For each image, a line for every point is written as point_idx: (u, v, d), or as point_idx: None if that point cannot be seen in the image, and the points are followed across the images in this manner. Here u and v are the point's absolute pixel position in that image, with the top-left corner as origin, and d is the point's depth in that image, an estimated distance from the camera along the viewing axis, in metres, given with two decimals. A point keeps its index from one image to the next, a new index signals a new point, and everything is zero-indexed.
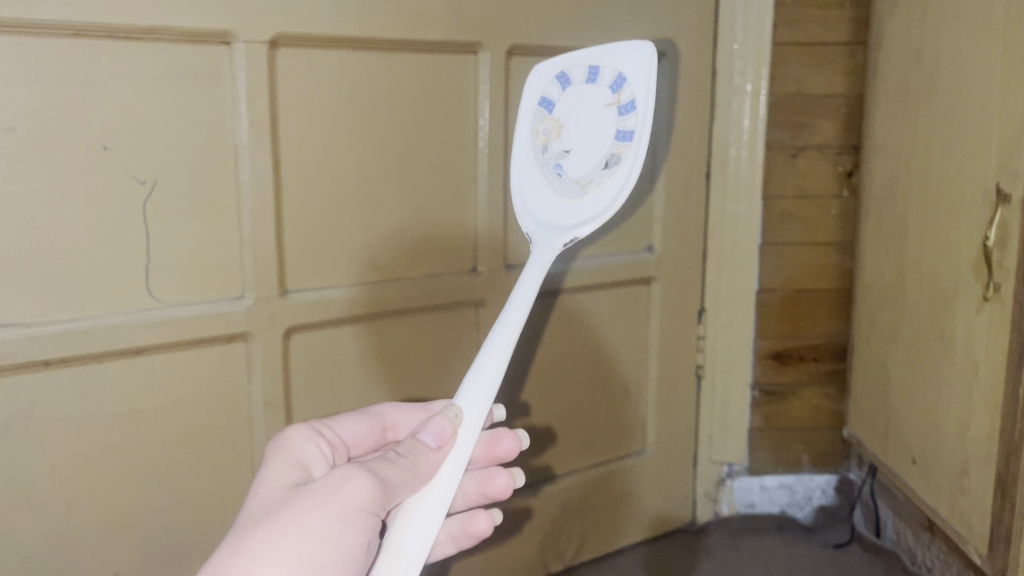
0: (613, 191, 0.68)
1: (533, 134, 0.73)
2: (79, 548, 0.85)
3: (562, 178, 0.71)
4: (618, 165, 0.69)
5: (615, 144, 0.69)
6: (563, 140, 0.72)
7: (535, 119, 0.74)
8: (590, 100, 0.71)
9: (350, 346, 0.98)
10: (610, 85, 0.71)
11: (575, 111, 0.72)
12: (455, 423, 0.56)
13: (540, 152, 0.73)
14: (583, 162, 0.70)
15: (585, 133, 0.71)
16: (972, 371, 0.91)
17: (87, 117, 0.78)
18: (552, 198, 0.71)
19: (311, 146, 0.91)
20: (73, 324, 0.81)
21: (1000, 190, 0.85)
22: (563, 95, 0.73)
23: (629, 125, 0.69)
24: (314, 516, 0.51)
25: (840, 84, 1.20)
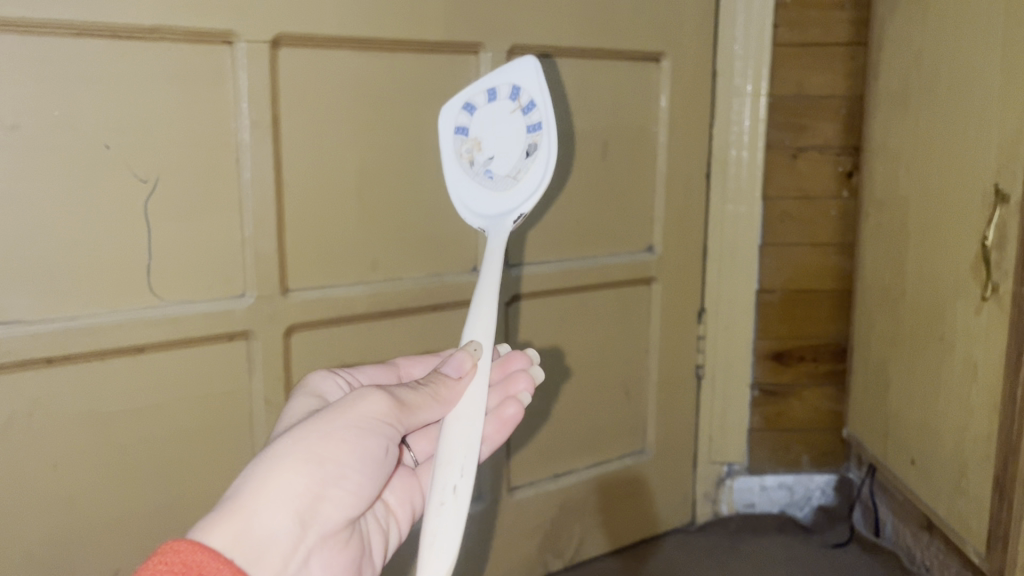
0: (535, 174, 0.71)
1: (457, 157, 0.76)
2: (82, 545, 0.85)
3: (492, 181, 0.74)
4: (537, 151, 0.71)
5: (529, 136, 0.72)
6: (484, 150, 0.75)
7: (454, 145, 0.76)
8: (498, 114, 0.74)
9: (351, 345, 0.98)
10: (508, 96, 0.74)
11: (487, 128, 0.75)
12: (474, 356, 0.62)
13: (467, 169, 0.75)
14: (505, 162, 0.73)
15: (501, 139, 0.74)
16: (971, 371, 0.92)
17: (90, 115, 0.79)
18: (489, 201, 0.74)
19: (312, 145, 0.91)
20: (76, 321, 0.81)
21: (999, 190, 0.85)
22: (474, 120, 0.75)
23: (536, 119, 0.72)
24: (334, 423, 0.57)
25: (839, 84, 1.20)
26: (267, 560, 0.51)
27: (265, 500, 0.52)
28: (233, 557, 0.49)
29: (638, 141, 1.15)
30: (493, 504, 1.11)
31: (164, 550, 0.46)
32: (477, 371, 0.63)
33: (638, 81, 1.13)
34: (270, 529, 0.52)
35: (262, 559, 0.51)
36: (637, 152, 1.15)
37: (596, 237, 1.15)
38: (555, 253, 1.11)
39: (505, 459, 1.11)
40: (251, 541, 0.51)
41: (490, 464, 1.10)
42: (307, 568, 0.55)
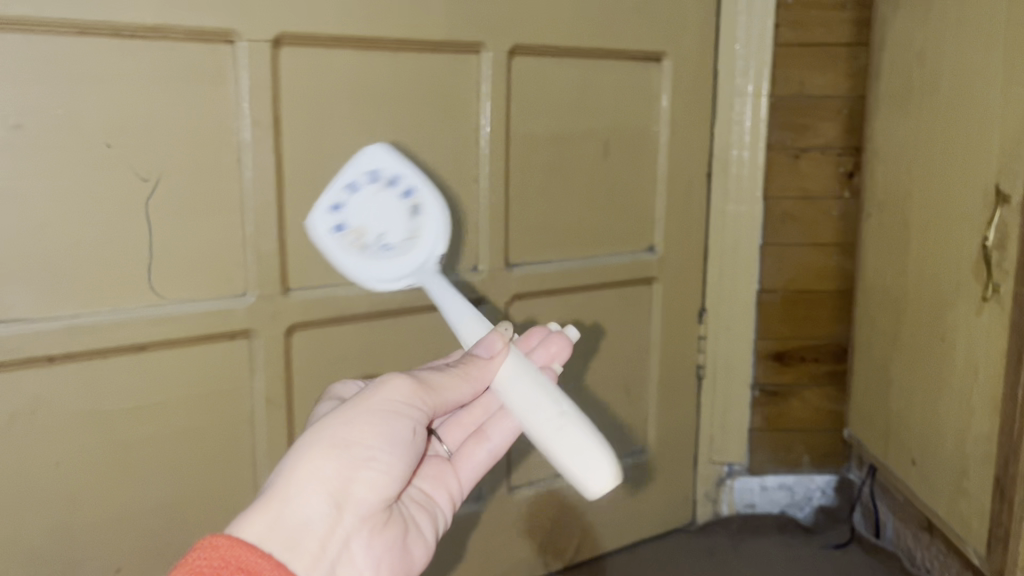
0: (432, 224, 0.72)
1: (347, 250, 0.71)
2: (82, 543, 0.85)
3: (393, 253, 0.72)
4: (425, 205, 0.72)
5: (409, 200, 0.72)
6: (369, 229, 0.71)
7: (335, 242, 0.71)
8: (373, 197, 0.71)
9: (351, 344, 0.98)
10: (368, 175, 0.72)
11: (369, 212, 0.71)
12: (504, 331, 0.61)
13: (361, 254, 0.71)
14: (393, 232, 0.71)
15: (388, 214, 0.71)
16: (971, 371, 0.92)
17: (92, 114, 0.79)
18: (400, 270, 0.72)
19: (313, 144, 0.91)
20: (77, 320, 0.81)
21: (1000, 191, 0.85)
22: (348, 212, 0.72)
23: (409, 185, 0.72)
24: (361, 409, 0.57)
25: (841, 85, 1.20)
26: (302, 549, 0.52)
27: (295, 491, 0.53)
28: (263, 545, 0.50)
29: (639, 141, 1.15)
30: (493, 503, 1.11)
31: (203, 544, 0.47)
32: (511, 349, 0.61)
33: (640, 81, 1.13)
34: (303, 518, 0.53)
35: (297, 547, 0.52)
36: (638, 151, 1.15)
37: (596, 237, 1.15)
38: (556, 253, 1.11)
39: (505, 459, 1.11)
40: (284, 531, 0.52)
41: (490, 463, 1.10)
42: (349, 553, 0.56)
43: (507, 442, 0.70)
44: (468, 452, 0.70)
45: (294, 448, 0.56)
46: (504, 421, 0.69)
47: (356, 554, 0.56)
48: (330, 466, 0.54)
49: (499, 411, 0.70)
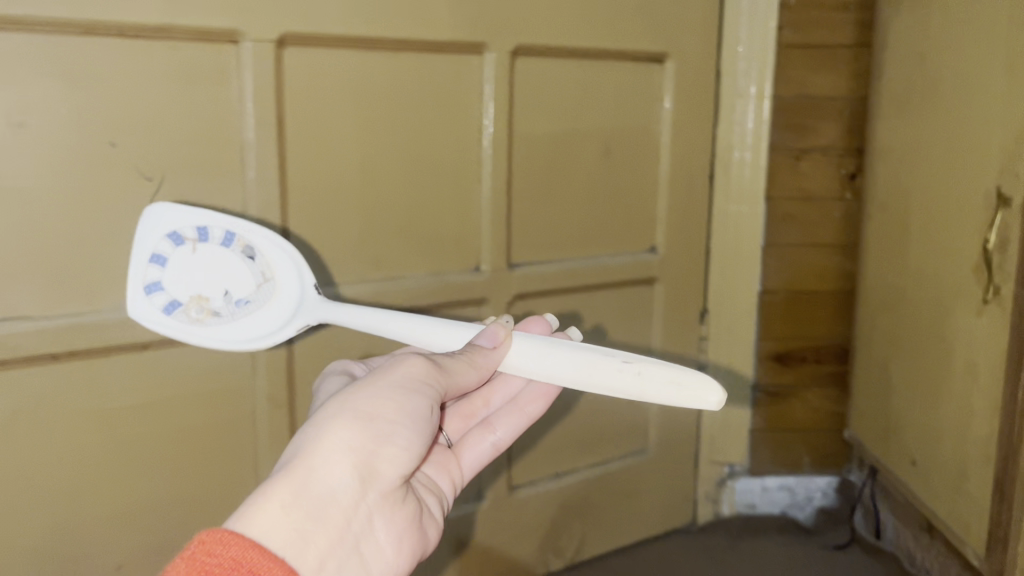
0: (278, 259, 0.76)
1: (203, 321, 0.75)
2: (85, 539, 0.86)
3: (252, 304, 0.76)
4: (252, 246, 0.75)
5: (234, 247, 0.75)
6: (208, 293, 0.74)
7: (183, 317, 0.75)
8: (187, 261, 0.75)
9: (353, 343, 0.98)
10: (173, 242, 0.75)
11: (192, 277, 0.75)
12: (507, 322, 0.63)
13: (220, 319, 0.75)
14: (241, 284, 0.75)
15: (215, 272, 0.75)
16: (972, 372, 0.92)
17: (96, 113, 0.79)
18: (266, 316, 0.76)
19: (317, 144, 0.91)
20: (80, 318, 0.82)
21: (1001, 193, 0.85)
22: (169, 285, 0.75)
23: (217, 232, 0.75)
24: (378, 385, 0.56)
25: (844, 86, 1.20)
26: (324, 521, 0.50)
27: (319, 462, 0.51)
28: (283, 518, 0.48)
29: (642, 142, 1.15)
30: (494, 502, 1.12)
31: (197, 540, 0.45)
32: (514, 336, 0.63)
33: (642, 82, 1.14)
34: (328, 490, 0.51)
35: (319, 520, 0.50)
36: (640, 153, 1.16)
37: (598, 238, 1.15)
38: (558, 254, 1.12)
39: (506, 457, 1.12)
40: (306, 503, 0.50)
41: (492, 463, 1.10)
42: (369, 531, 0.54)
43: (511, 436, 0.72)
44: (472, 443, 0.71)
45: (313, 423, 0.54)
46: (507, 416, 0.72)
47: (375, 532, 0.54)
48: (353, 438, 0.53)
49: (506, 406, 0.73)
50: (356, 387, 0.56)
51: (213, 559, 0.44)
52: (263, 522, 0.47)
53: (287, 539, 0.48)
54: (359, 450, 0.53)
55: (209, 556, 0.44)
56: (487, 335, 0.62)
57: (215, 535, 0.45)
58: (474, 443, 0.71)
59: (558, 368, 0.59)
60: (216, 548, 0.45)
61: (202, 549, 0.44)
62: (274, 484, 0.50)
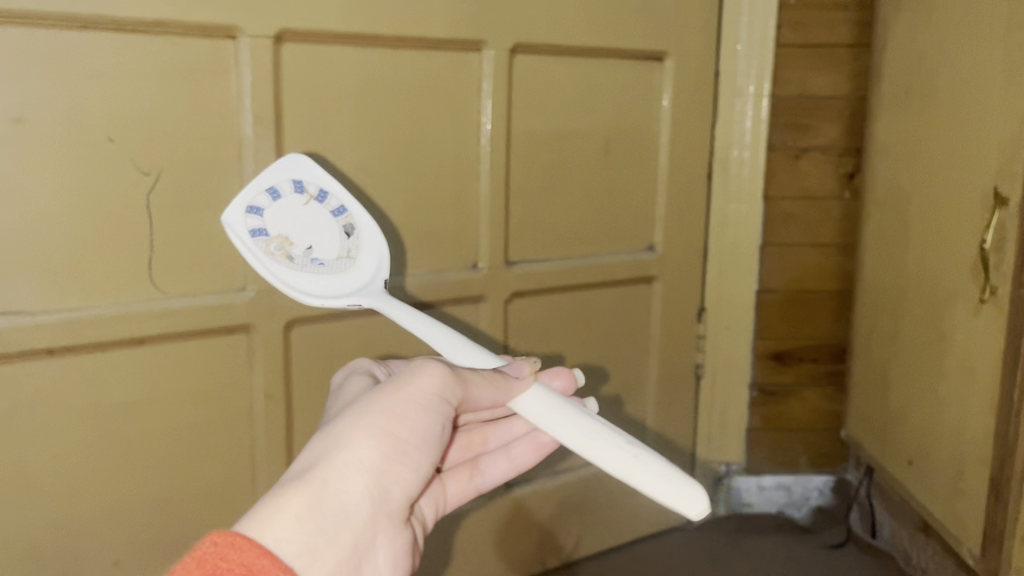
0: (370, 249, 0.76)
1: (272, 258, 0.73)
2: (81, 534, 0.86)
3: (324, 268, 0.74)
4: (354, 227, 0.76)
5: (338, 221, 0.76)
6: (297, 241, 0.74)
7: (261, 247, 0.73)
8: (291, 208, 0.74)
9: (351, 340, 0.98)
10: (294, 189, 0.75)
11: (291, 222, 0.74)
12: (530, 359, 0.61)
13: (291, 266, 0.73)
14: (326, 250, 0.75)
15: (315, 227, 0.74)
16: (969, 373, 0.92)
17: (94, 108, 0.79)
18: (329, 284, 0.74)
19: (315, 141, 0.91)
20: (77, 313, 0.82)
21: (998, 193, 0.85)
22: (265, 219, 0.74)
23: (336, 205, 0.76)
24: (395, 398, 0.54)
25: (843, 86, 1.20)
26: (335, 538, 0.48)
27: (333, 476, 0.50)
28: (297, 532, 0.47)
29: (641, 140, 1.16)
30: (491, 499, 1.12)
31: (205, 542, 0.43)
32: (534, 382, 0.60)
33: (642, 80, 1.14)
34: (342, 505, 0.50)
35: (331, 537, 0.48)
36: (639, 152, 1.16)
37: (596, 236, 1.15)
38: (556, 252, 1.12)
39: None
40: (320, 518, 0.48)
41: None
42: (375, 550, 0.52)
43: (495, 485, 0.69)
44: (457, 473, 0.67)
45: (330, 432, 0.53)
46: (497, 461, 0.68)
47: (381, 551, 0.52)
48: (368, 453, 0.52)
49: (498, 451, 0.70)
50: (369, 397, 0.55)
51: (225, 564, 0.42)
52: (277, 533, 0.46)
53: (300, 552, 0.46)
54: (373, 466, 0.51)
55: (221, 560, 0.42)
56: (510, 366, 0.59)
57: (229, 538, 0.43)
58: (460, 475, 0.67)
59: (559, 427, 0.55)
60: (229, 552, 0.42)
61: (214, 552, 0.42)
62: (290, 494, 0.48)
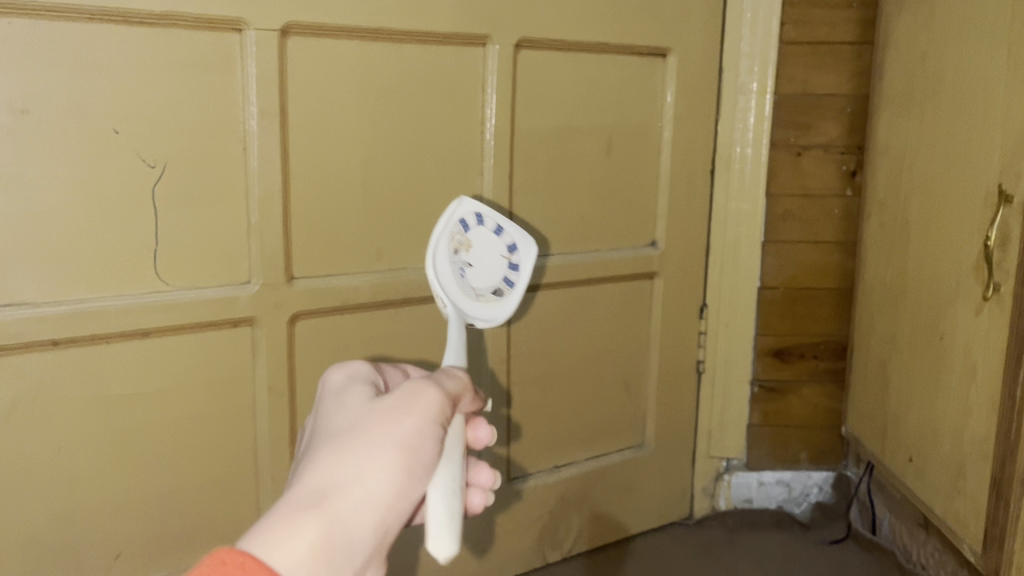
0: (497, 306, 0.75)
1: (447, 238, 0.75)
2: (85, 527, 0.86)
3: (461, 277, 0.74)
4: (503, 296, 0.75)
5: (500, 283, 0.75)
6: (469, 256, 0.75)
7: (449, 230, 0.75)
8: (489, 245, 0.76)
9: (354, 334, 0.98)
10: (507, 244, 0.76)
11: (481, 246, 0.76)
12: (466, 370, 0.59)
13: (449, 256, 0.74)
14: (477, 275, 0.75)
15: (488, 265, 0.75)
16: (970, 370, 0.92)
17: (99, 99, 0.79)
18: (452, 287, 0.73)
19: (320, 134, 0.91)
20: (81, 305, 0.81)
21: (1001, 191, 0.85)
22: (474, 228, 0.76)
23: (513, 280, 0.76)
24: (403, 419, 0.50)
25: (845, 84, 1.21)
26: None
27: (342, 507, 0.45)
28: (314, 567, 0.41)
29: (643, 136, 1.16)
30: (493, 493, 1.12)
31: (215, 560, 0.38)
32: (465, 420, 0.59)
33: (645, 77, 1.14)
34: (350, 540, 0.44)
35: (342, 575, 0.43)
36: (641, 148, 1.16)
37: (599, 232, 1.15)
38: (558, 248, 1.12)
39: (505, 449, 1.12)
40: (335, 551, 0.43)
41: (489, 455, 1.11)
42: None
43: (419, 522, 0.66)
44: None
45: (338, 453, 0.48)
46: None
47: None
48: (377, 483, 0.47)
49: None
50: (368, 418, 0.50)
51: None
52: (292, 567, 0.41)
53: None
54: (380, 498, 0.47)
55: None
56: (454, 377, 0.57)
57: (239, 559, 0.38)
58: None
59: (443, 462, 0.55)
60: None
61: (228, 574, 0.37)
62: (300, 523, 0.43)
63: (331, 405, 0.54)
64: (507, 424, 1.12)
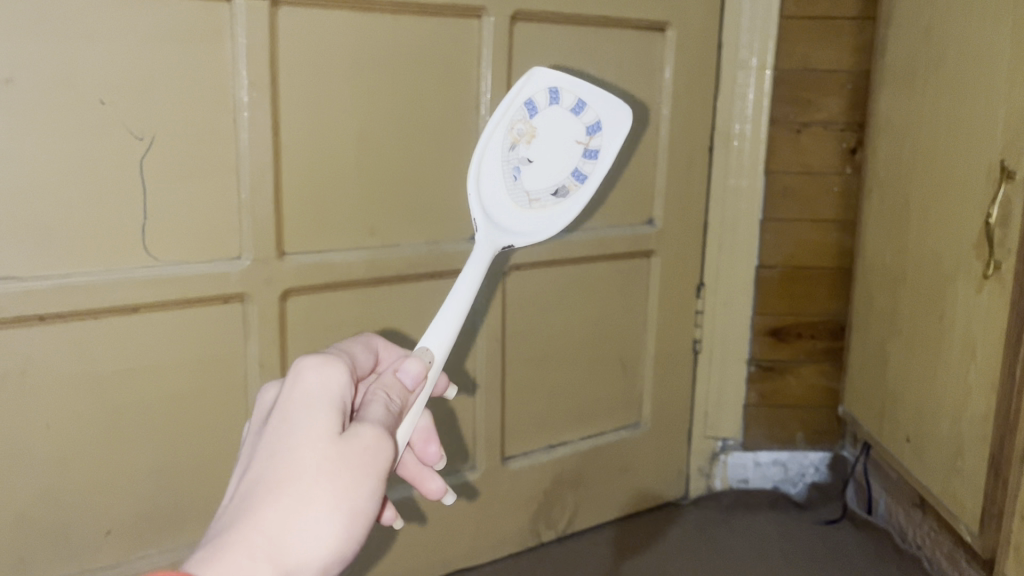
0: (557, 213, 0.69)
1: (505, 129, 0.68)
2: (75, 505, 0.85)
3: (516, 175, 0.68)
4: (566, 195, 0.69)
5: (567, 179, 0.69)
6: (529, 149, 0.68)
7: (508, 118, 0.68)
8: (557, 125, 0.69)
9: (346, 312, 0.97)
10: (587, 125, 0.70)
11: (551, 131, 0.69)
12: (422, 361, 0.50)
13: (504, 149, 0.68)
14: (536, 173, 0.69)
15: (552, 151, 0.68)
16: (969, 349, 0.91)
17: (85, 69, 0.77)
18: (499, 193, 0.68)
19: (310, 107, 0.90)
20: (68, 279, 0.80)
21: (1005, 168, 0.84)
22: (542, 113, 0.69)
23: (578, 173, 0.69)
24: (365, 463, 0.43)
25: (847, 59, 1.18)
26: None
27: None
28: None
29: (642, 114, 1.14)
30: (486, 471, 1.11)
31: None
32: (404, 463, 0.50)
33: (644, 51, 1.12)
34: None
35: None
36: (641, 124, 1.14)
37: (596, 210, 1.14)
38: None
39: (500, 428, 1.12)
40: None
41: (484, 431, 1.10)
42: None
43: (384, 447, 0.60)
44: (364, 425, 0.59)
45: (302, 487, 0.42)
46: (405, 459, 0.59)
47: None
48: (325, 546, 0.42)
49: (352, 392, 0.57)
50: (334, 461, 0.43)
51: None
52: None
53: None
54: (328, 562, 0.42)
55: None
56: (407, 373, 0.50)
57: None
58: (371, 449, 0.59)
59: None
60: None
61: None
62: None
63: (291, 416, 0.44)
64: (501, 403, 1.11)
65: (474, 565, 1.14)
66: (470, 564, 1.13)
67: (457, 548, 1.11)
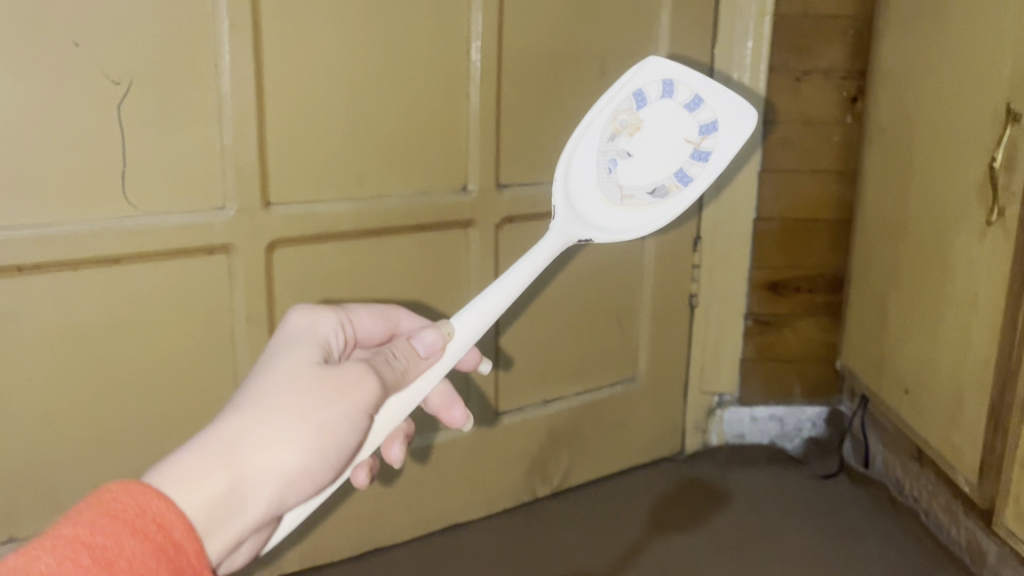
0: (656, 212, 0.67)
1: (607, 118, 0.68)
2: (59, 459, 0.84)
3: (614, 168, 0.68)
4: (662, 196, 0.67)
5: (668, 179, 0.67)
6: (630, 142, 0.68)
7: (613, 108, 0.68)
8: (664, 119, 0.68)
9: (335, 264, 0.95)
10: (701, 124, 0.67)
11: (656, 126, 0.67)
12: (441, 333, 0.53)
13: (605, 139, 0.68)
14: (637, 169, 0.68)
15: (653, 146, 0.67)
16: (970, 298, 0.90)
17: (58, 9, 0.74)
18: (590, 184, 0.69)
19: (295, 52, 0.87)
20: (46, 228, 0.78)
21: (1010, 110, 0.81)
22: (652, 106, 0.68)
23: (682, 174, 0.67)
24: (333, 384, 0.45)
25: (849, 4, 1.15)
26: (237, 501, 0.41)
27: (253, 478, 0.41)
28: (205, 490, 0.39)
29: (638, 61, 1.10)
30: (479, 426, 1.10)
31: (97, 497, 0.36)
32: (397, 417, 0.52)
33: None
34: (249, 517, 0.41)
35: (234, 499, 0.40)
36: None
37: None
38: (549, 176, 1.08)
39: (494, 382, 1.10)
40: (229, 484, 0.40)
41: (477, 384, 1.09)
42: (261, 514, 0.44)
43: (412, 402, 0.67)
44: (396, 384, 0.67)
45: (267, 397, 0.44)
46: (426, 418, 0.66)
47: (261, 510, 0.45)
48: (289, 458, 0.43)
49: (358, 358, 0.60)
50: (308, 383, 0.45)
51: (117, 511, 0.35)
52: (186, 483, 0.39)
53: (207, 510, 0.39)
54: (290, 476, 0.43)
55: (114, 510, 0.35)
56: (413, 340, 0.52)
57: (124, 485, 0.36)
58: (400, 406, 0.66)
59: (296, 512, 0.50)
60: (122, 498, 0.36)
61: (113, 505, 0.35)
62: (211, 472, 0.39)
63: (273, 355, 0.47)
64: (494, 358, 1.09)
65: (468, 520, 1.13)
66: (464, 518, 1.13)
67: (450, 502, 1.11)
